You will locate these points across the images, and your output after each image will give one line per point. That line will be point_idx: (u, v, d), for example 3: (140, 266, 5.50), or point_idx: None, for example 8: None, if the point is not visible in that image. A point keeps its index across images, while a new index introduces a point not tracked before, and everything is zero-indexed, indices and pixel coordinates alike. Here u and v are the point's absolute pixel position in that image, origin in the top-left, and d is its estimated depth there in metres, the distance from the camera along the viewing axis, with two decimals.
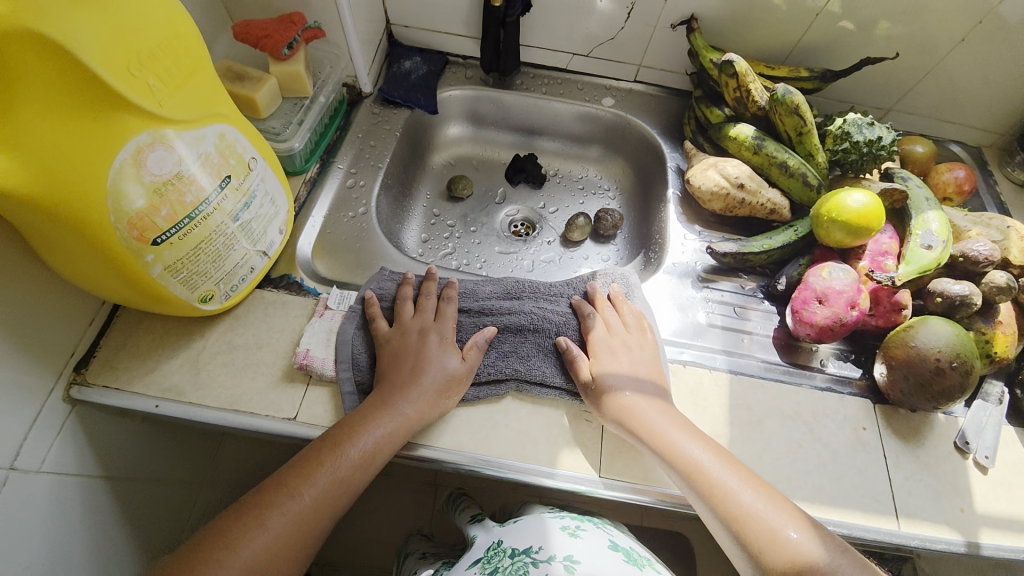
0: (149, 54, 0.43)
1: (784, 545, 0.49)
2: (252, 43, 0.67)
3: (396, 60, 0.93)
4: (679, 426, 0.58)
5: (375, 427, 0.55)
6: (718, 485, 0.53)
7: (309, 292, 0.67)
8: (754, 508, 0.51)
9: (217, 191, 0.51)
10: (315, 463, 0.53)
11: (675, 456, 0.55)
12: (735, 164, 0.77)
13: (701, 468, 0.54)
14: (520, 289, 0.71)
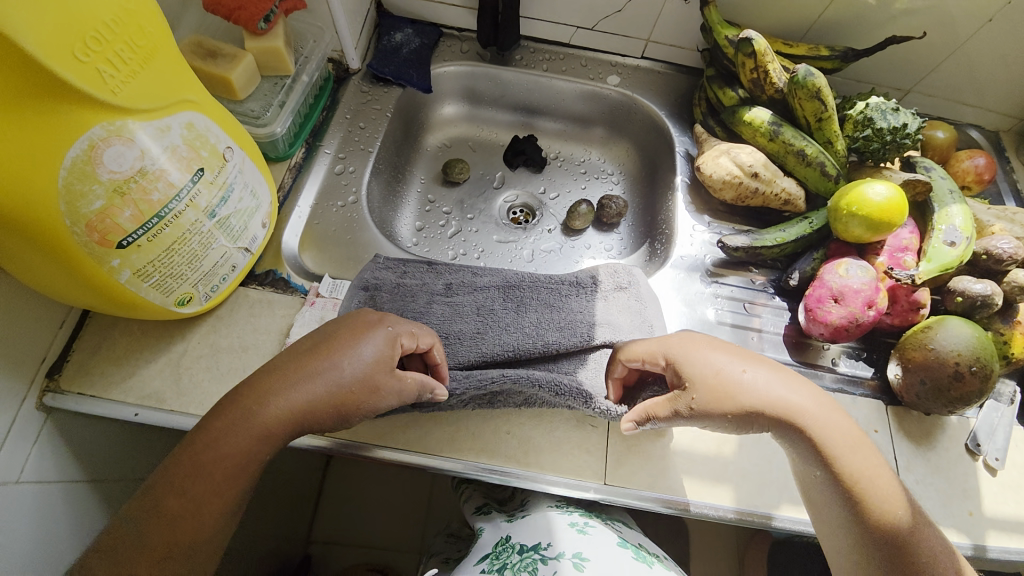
0: (103, 35, 0.37)
1: (879, 501, 0.46)
2: (224, 16, 0.60)
3: (385, 32, 0.86)
4: (767, 369, 0.52)
5: (301, 380, 0.46)
6: (819, 436, 0.48)
7: (297, 290, 0.63)
8: (858, 466, 0.48)
9: (187, 186, 0.47)
10: (251, 424, 0.44)
11: (770, 402, 0.49)
12: (749, 151, 0.73)
13: (799, 416, 0.49)
14: (518, 280, 0.67)
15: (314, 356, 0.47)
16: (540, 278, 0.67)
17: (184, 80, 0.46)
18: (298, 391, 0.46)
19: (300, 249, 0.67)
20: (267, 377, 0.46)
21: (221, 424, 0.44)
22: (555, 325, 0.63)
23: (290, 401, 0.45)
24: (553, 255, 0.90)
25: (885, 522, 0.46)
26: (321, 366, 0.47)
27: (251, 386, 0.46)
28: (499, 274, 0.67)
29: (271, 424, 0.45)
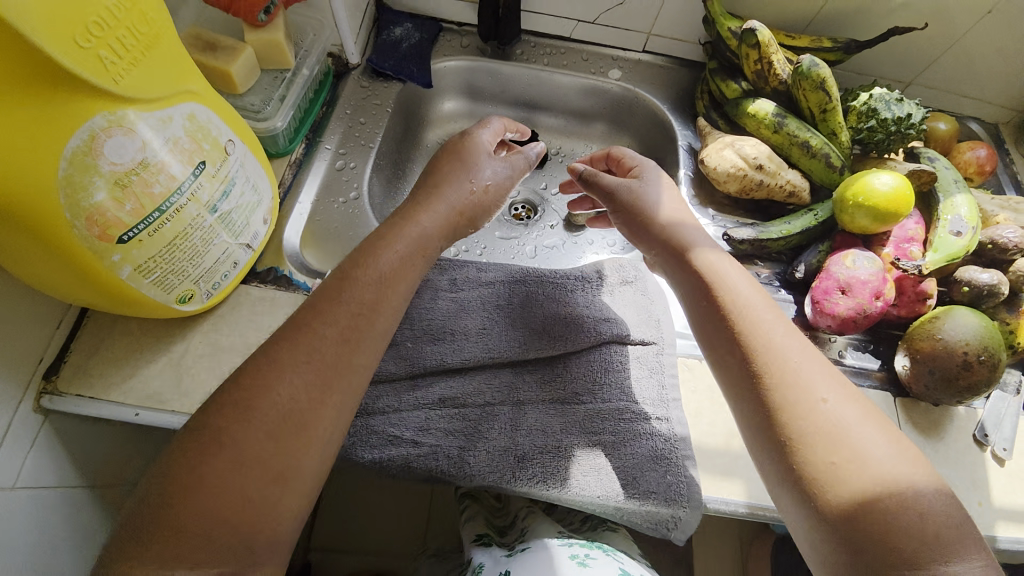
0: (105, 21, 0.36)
1: (826, 415, 0.41)
2: (224, 7, 0.59)
3: (385, 27, 0.85)
4: (746, 282, 0.51)
5: (412, 233, 0.52)
6: (776, 351, 0.45)
7: (299, 287, 0.62)
8: (810, 381, 0.43)
9: (190, 179, 0.46)
10: (332, 330, 0.43)
11: (726, 296, 0.49)
12: (753, 143, 0.72)
13: (761, 323, 0.47)
14: (519, 276, 0.65)
15: (385, 243, 0.49)
16: (541, 275, 0.66)
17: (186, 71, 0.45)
18: (400, 250, 0.50)
19: (302, 247, 0.66)
20: (337, 287, 0.46)
21: (334, 334, 0.43)
22: (561, 324, 0.61)
23: (393, 257, 0.49)
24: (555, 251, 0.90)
25: (843, 442, 0.40)
26: (427, 254, 0.52)
27: (354, 263, 0.47)
28: (503, 271, 0.66)
29: (370, 262, 0.48)
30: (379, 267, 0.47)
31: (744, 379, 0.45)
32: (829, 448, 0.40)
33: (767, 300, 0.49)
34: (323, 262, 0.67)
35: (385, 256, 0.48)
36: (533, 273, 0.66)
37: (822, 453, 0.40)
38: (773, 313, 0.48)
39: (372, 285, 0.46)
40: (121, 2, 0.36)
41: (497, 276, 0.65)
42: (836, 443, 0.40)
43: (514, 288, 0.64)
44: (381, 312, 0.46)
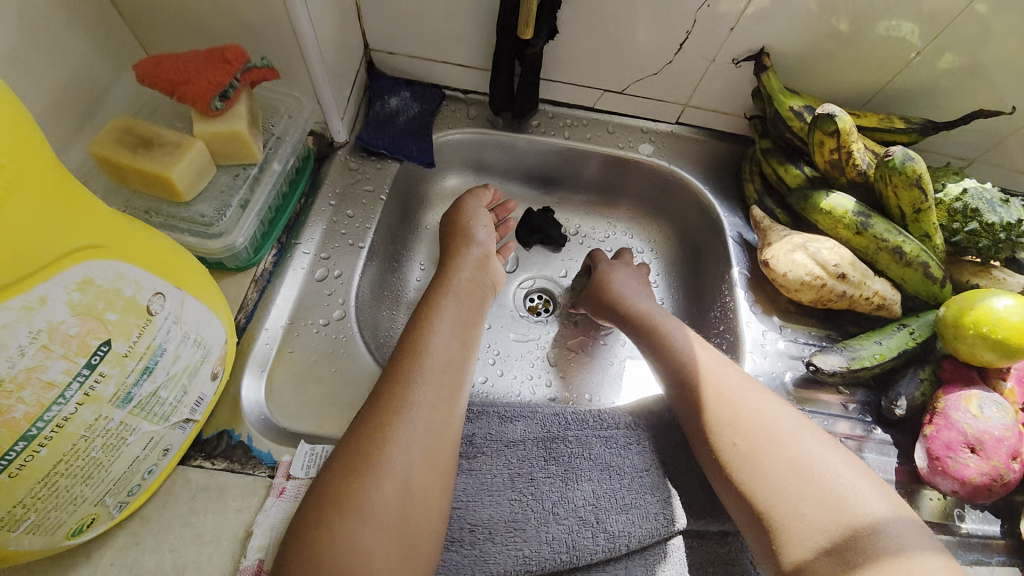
0: None
1: (787, 467, 0.44)
2: (165, 91, 0.45)
3: (378, 96, 0.72)
4: (697, 346, 0.54)
5: (455, 303, 0.54)
6: (733, 416, 0.47)
7: (262, 462, 0.45)
8: (770, 435, 0.46)
9: (81, 376, 0.30)
10: (419, 431, 0.44)
11: (677, 362, 0.53)
12: (830, 245, 0.60)
13: (715, 387, 0.49)
14: (554, 429, 0.51)
15: (430, 323, 0.51)
16: (587, 415, 0.53)
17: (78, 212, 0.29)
18: (451, 325, 0.51)
19: (267, 397, 0.49)
20: (409, 383, 0.45)
21: (422, 432, 0.44)
22: (614, 505, 0.47)
23: (446, 337, 0.50)
24: (581, 356, 0.76)
25: (809, 491, 0.42)
26: (474, 317, 0.54)
27: (409, 348, 0.48)
28: (537, 427, 0.51)
29: (428, 350, 0.48)
30: (439, 352, 0.48)
31: (711, 448, 0.48)
32: (806, 499, 0.42)
33: (720, 362, 0.52)
34: (297, 420, 0.49)
35: (438, 340, 0.49)
36: (569, 423, 0.52)
37: (804, 503, 0.42)
38: (737, 380, 0.50)
39: (437, 373, 0.47)
40: None
41: (526, 434, 0.51)
42: (807, 492, 0.42)
43: (551, 450, 0.50)
44: (448, 410, 0.46)
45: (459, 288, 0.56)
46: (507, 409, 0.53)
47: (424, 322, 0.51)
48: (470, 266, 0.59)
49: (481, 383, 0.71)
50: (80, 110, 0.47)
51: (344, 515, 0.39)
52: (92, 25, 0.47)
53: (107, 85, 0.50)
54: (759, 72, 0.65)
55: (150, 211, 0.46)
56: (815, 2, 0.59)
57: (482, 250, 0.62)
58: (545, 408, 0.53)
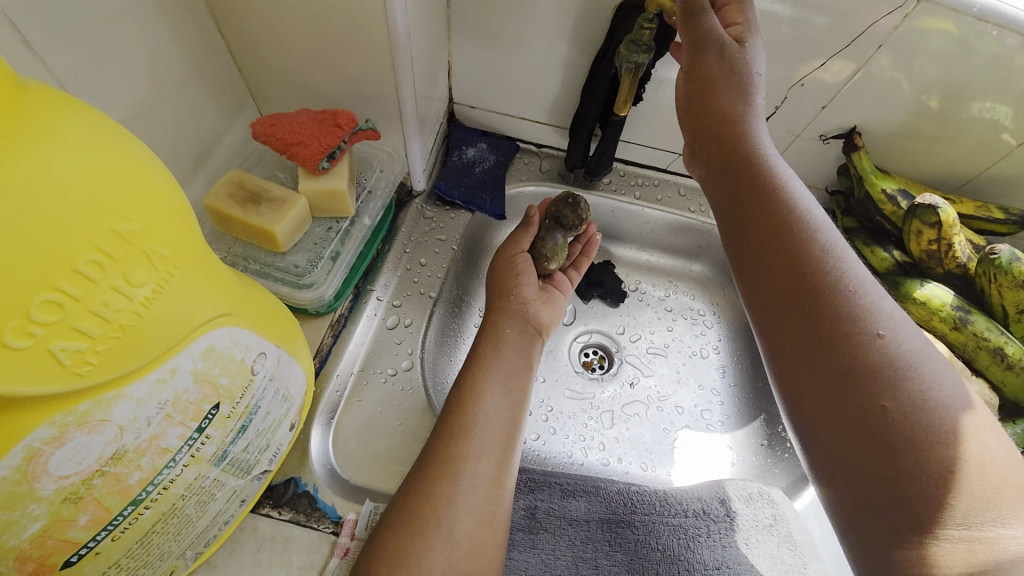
0: (71, 292, 0.21)
1: (943, 432, 0.34)
2: (278, 148, 0.47)
3: (456, 145, 0.73)
4: (863, 281, 0.41)
5: (510, 352, 0.53)
6: (902, 383, 0.36)
7: (326, 515, 0.45)
8: (943, 416, 0.35)
9: (189, 440, 0.31)
10: (474, 491, 0.43)
11: (828, 289, 0.40)
12: (924, 339, 0.57)
13: (877, 338, 0.38)
14: (618, 509, 0.51)
15: (487, 375, 0.50)
16: (651, 497, 0.52)
17: (216, 285, 0.30)
18: (507, 377, 0.51)
19: (334, 444, 0.50)
20: (468, 438, 0.45)
21: (478, 493, 0.43)
22: None
23: (501, 390, 0.49)
24: (636, 420, 0.72)
25: (977, 489, 0.33)
26: (529, 368, 0.54)
27: (464, 403, 0.47)
28: (599, 505, 0.51)
29: (483, 404, 0.47)
30: (496, 404, 0.48)
31: (851, 408, 0.37)
32: (966, 499, 0.32)
33: (894, 312, 0.40)
34: (360, 473, 0.49)
35: (494, 393, 0.49)
36: (634, 504, 0.51)
37: (946, 473, 0.33)
38: (913, 340, 0.38)
39: (495, 430, 0.46)
40: (99, 249, 0.22)
41: (589, 513, 0.50)
42: (973, 491, 0.33)
43: (615, 534, 0.50)
44: (504, 469, 0.45)
45: (512, 335, 0.55)
46: (569, 483, 0.52)
47: (479, 372, 0.50)
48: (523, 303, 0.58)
49: (534, 440, 0.69)
50: (194, 156, 0.51)
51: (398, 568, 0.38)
52: (211, 81, 0.50)
53: (218, 133, 0.53)
54: (849, 151, 0.63)
55: (247, 258, 0.48)
56: (907, 83, 0.57)
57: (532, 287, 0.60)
58: (608, 482, 0.53)
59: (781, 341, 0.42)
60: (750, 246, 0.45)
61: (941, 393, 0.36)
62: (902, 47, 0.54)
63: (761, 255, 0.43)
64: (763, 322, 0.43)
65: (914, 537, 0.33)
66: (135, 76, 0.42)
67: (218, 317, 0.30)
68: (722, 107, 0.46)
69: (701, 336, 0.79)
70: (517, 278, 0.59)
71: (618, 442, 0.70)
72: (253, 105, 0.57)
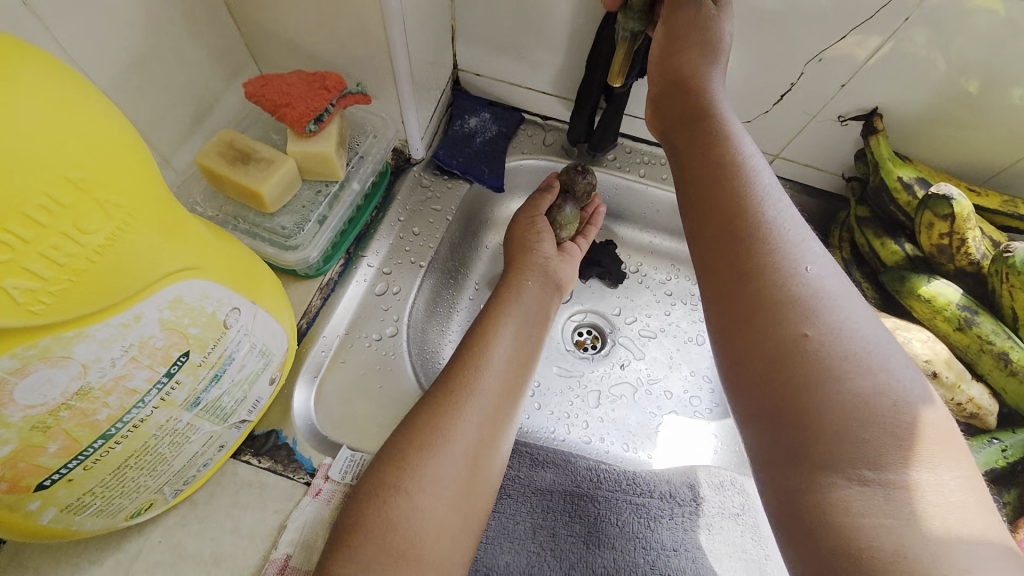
0: (21, 237, 0.22)
1: (853, 364, 0.34)
2: (268, 109, 0.48)
3: (459, 114, 0.72)
4: (807, 242, 0.39)
5: (513, 323, 0.53)
6: (833, 341, 0.35)
7: (302, 467, 0.48)
8: (875, 371, 0.34)
9: (157, 384, 0.33)
10: (460, 452, 0.43)
11: (772, 244, 0.39)
12: (924, 337, 0.54)
13: (816, 296, 0.37)
14: (585, 484, 0.52)
15: (490, 346, 0.50)
16: (619, 475, 0.53)
17: (184, 240, 0.32)
18: (510, 350, 0.51)
19: (315, 403, 0.52)
20: (462, 403, 0.45)
21: (463, 455, 0.43)
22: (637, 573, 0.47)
23: (501, 362, 0.50)
24: (623, 402, 0.73)
25: (890, 444, 0.32)
26: (529, 343, 0.54)
27: (464, 370, 0.48)
28: (567, 477, 0.52)
29: (481, 373, 0.48)
30: (496, 374, 0.48)
31: (782, 364, 0.35)
32: (883, 452, 0.32)
33: (834, 273, 0.38)
34: (339, 431, 0.51)
35: (496, 364, 0.49)
36: (600, 480, 0.52)
37: (849, 403, 0.33)
38: (849, 300, 0.37)
39: (490, 399, 0.47)
40: (49, 196, 0.23)
41: (555, 484, 0.52)
42: (896, 450, 0.32)
43: (577, 506, 0.51)
44: (491, 437, 0.46)
45: (522, 309, 0.55)
46: (539, 455, 0.53)
47: (482, 340, 0.50)
48: (538, 277, 0.59)
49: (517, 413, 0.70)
50: (192, 115, 0.51)
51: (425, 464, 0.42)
52: (210, 39, 0.51)
53: (217, 93, 0.53)
54: (867, 134, 0.59)
55: (237, 218, 0.49)
56: (945, 62, 0.52)
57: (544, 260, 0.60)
58: (578, 458, 0.54)
59: (720, 298, 0.40)
60: (700, 198, 0.43)
61: (874, 352, 0.35)
62: (939, 24, 0.50)
63: (709, 208, 0.41)
64: (703, 278, 0.41)
65: (831, 495, 0.32)
66: (130, 31, 0.43)
67: (184, 269, 0.32)
68: (682, 50, 0.46)
69: (698, 322, 0.78)
70: (533, 253, 0.60)
71: (601, 422, 0.71)
72: (254, 66, 0.57)
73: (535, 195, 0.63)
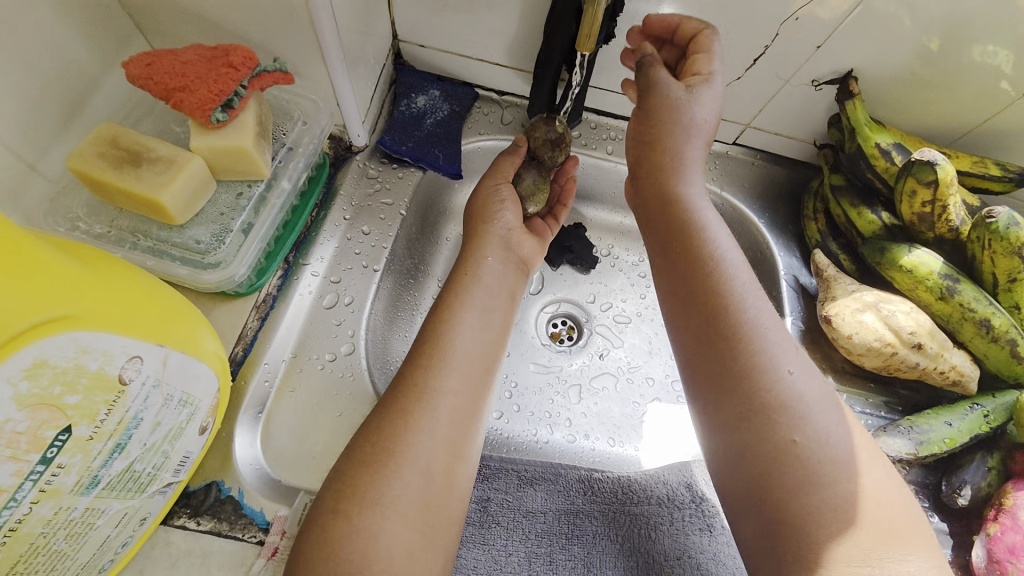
0: None
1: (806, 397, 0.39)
2: (158, 96, 0.38)
3: (404, 93, 0.64)
4: (781, 342, 0.41)
5: (476, 311, 0.47)
6: (820, 465, 0.38)
7: (253, 522, 0.41)
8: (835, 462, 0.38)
9: (32, 475, 0.26)
10: (416, 469, 0.39)
11: (760, 377, 0.40)
12: (909, 309, 0.53)
13: (797, 403, 0.39)
14: (577, 501, 0.48)
15: (450, 345, 0.44)
16: (614, 486, 0.50)
17: (29, 288, 0.24)
18: (472, 345, 0.45)
19: (264, 444, 0.44)
20: (417, 413, 0.40)
21: (420, 472, 0.39)
22: None
23: (462, 360, 0.44)
24: (605, 394, 0.69)
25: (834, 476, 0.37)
26: (498, 332, 0.48)
27: (419, 375, 0.42)
28: (559, 496, 0.48)
29: (438, 376, 0.42)
30: (456, 374, 0.43)
31: (761, 414, 0.39)
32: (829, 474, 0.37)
33: (812, 380, 0.41)
34: (297, 473, 0.44)
35: (455, 364, 0.43)
36: (593, 494, 0.49)
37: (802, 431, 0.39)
38: (829, 417, 0.39)
39: (449, 404, 0.41)
40: None
41: (546, 504, 0.48)
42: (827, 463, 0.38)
43: (574, 526, 0.47)
44: (452, 448, 0.41)
45: (483, 292, 0.49)
46: (527, 472, 0.49)
47: (440, 338, 0.44)
48: (497, 250, 0.52)
49: (496, 419, 0.64)
50: (65, 108, 0.40)
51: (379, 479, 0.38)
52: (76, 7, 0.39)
53: (94, 77, 0.42)
54: (842, 99, 0.56)
55: (136, 234, 0.40)
56: (920, 18, 0.49)
57: (505, 231, 0.54)
58: (568, 469, 0.50)
59: (708, 352, 0.41)
60: (663, 255, 0.46)
61: (848, 452, 0.39)
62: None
63: (675, 262, 0.44)
64: (681, 331, 0.43)
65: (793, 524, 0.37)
66: None
67: (34, 327, 0.24)
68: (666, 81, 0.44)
69: None
70: (489, 224, 0.53)
71: (584, 417, 0.67)
72: (142, 39, 0.45)
73: (502, 155, 0.56)
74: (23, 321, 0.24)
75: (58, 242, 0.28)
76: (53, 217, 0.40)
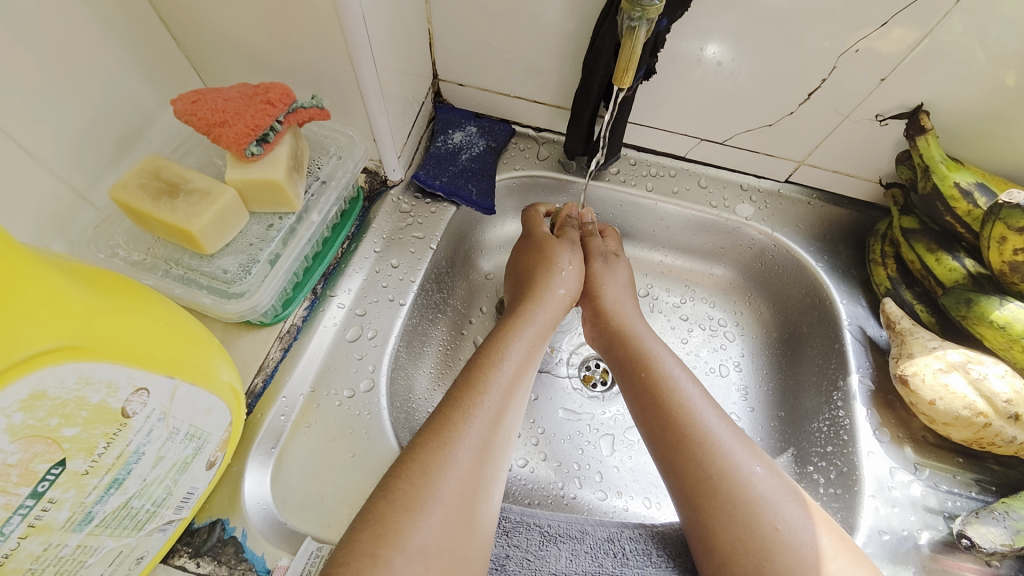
0: None
1: (740, 461, 0.42)
2: (202, 130, 0.39)
3: (442, 130, 0.64)
4: (741, 443, 0.43)
5: (508, 360, 0.45)
6: (782, 547, 0.38)
7: (252, 568, 0.39)
8: (775, 524, 0.39)
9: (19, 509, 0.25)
10: (447, 512, 0.36)
11: (721, 480, 0.41)
12: (1001, 372, 0.46)
13: (763, 504, 0.40)
14: (604, 564, 0.43)
15: (483, 390, 0.42)
16: (646, 547, 0.44)
17: (31, 317, 0.24)
18: (503, 393, 0.43)
19: (273, 483, 0.43)
20: (448, 459, 0.37)
21: (451, 516, 0.36)
22: None
23: (494, 408, 0.41)
24: (641, 448, 0.63)
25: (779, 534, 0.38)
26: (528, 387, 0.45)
27: (446, 420, 0.40)
28: (585, 558, 0.43)
29: (469, 422, 0.40)
30: (483, 421, 0.40)
31: (722, 515, 0.40)
32: (778, 540, 0.38)
33: (748, 446, 0.43)
34: (302, 516, 0.42)
35: (483, 411, 0.41)
36: (623, 557, 0.43)
37: (746, 494, 0.40)
38: (795, 507, 0.40)
39: (477, 448, 0.39)
40: None
41: (569, 566, 0.43)
42: (770, 524, 0.39)
43: None
44: (481, 496, 0.38)
45: (522, 340, 0.47)
46: (551, 528, 0.45)
47: (475, 383, 0.42)
48: (551, 307, 0.51)
49: (520, 466, 0.60)
50: (119, 140, 0.43)
51: (398, 516, 0.35)
52: (139, 52, 0.43)
53: (150, 114, 0.45)
54: (913, 134, 0.50)
55: (169, 262, 0.41)
56: (998, 54, 0.44)
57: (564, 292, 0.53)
58: (596, 527, 0.45)
59: (669, 451, 0.43)
60: (632, 392, 0.48)
61: (815, 547, 0.38)
62: (982, 8, 0.42)
63: (640, 389, 0.47)
64: (646, 429, 0.46)
65: None
66: None
67: (29, 358, 0.24)
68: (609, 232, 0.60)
69: (721, 351, 0.67)
70: (546, 281, 0.52)
71: (617, 472, 0.61)
72: (200, 81, 0.49)
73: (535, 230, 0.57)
74: (21, 351, 0.23)
75: (76, 271, 0.29)
76: (95, 244, 0.41)
